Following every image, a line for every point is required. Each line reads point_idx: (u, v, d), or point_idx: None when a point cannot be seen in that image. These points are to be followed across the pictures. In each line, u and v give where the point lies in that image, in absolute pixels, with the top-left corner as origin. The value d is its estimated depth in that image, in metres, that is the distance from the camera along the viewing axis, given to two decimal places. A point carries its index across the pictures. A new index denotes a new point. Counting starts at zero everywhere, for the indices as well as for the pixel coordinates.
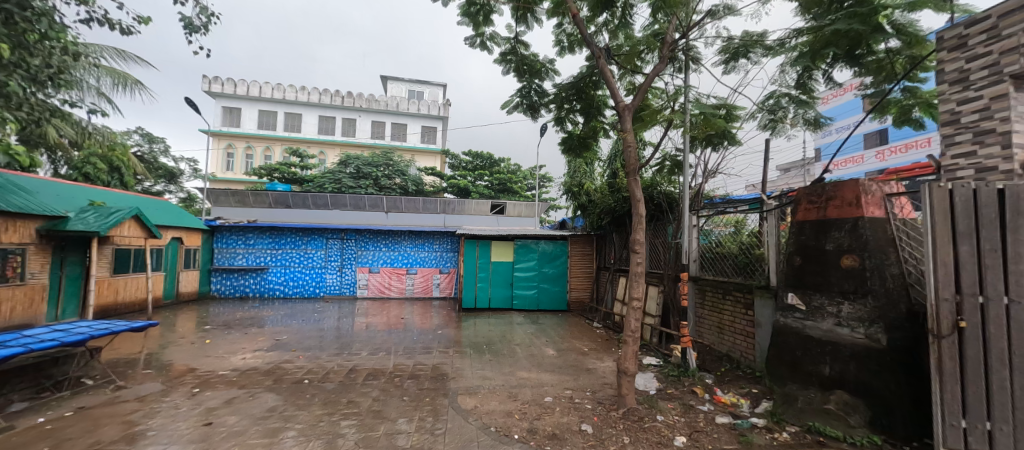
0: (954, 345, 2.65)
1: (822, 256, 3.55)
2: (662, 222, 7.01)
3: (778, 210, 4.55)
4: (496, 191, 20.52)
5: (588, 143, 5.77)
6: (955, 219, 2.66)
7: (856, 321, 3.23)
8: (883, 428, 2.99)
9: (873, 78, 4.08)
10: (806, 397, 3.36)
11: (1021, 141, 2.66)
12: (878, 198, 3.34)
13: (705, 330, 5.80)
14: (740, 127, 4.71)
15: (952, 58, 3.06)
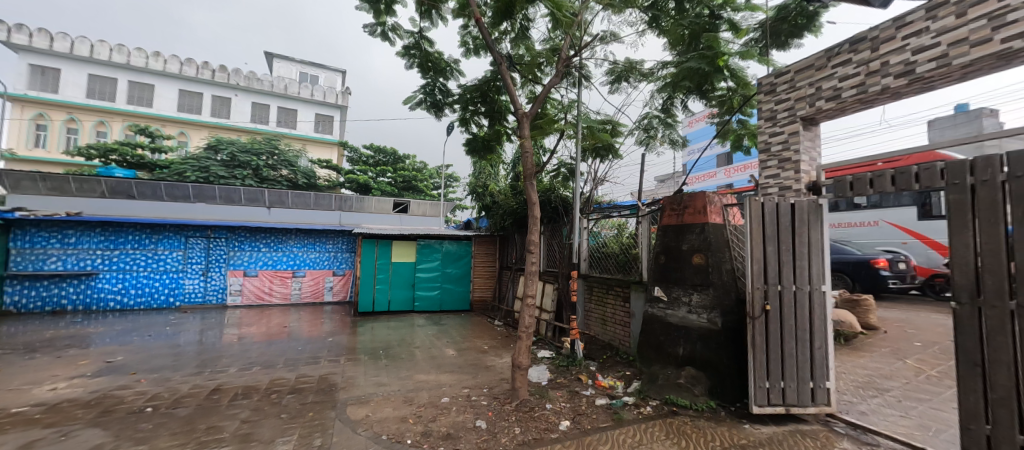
0: (764, 323, 3.38)
1: (680, 254, 4.22)
2: (558, 224, 7.53)
3: (650, 215, 5.26)
4: (400, 189, 19.68)
5: (491, 146, 5.94)
6: (765, 225, 3.42)
7: (701, 308, 3.90)
8: (717, 395, 3.68)
9: (719, 109, 4.99)
10: (666, 375, 3.95)
11: (805, 168, 3.55)
12: (718, 207, 4.13)
13: (592, 322, 6.42)
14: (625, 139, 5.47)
15: (767, 100, 3.92)
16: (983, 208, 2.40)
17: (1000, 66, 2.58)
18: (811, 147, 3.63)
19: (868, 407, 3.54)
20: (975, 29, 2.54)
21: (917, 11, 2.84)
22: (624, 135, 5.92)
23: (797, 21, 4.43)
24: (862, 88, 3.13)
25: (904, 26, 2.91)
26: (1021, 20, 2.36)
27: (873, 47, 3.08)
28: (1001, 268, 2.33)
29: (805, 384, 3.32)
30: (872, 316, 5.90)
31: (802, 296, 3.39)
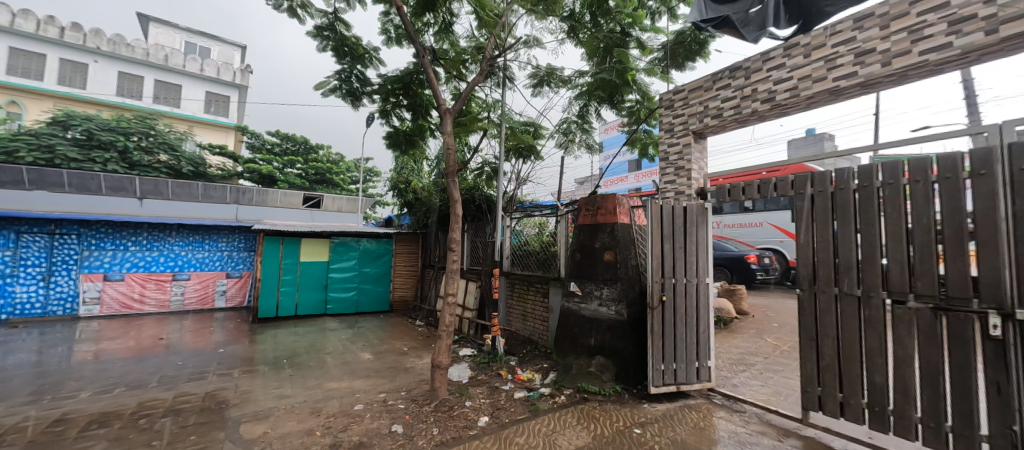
0: (661, 313, 3.78)
1: (593, 251, 4.53)
2: (481, 222, 7.56)
3: (567, 215, 5.56)
4: (311, 182, 18.04)
5: (414, 141, 5.75)
6: (663, 225, 3.82)
7: (610, 301, 4.24)
8: (623, 379, 4.03)
9: (629, 119, 5.47)
10: (579, 364, 4.23)
11: (695, 176, 4.06)
12: (626, 209, 4.52)
13: (513, 318, 6.60)
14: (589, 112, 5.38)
15: (667, 114, 4.38)
16: (820, 213, 3.00)
17: (832, 99, 3.22)
18: (700, 158, 4.16)
19: (739, 379, 4.20)
20: (815, 68, 3.13)
21: (777, 49, 3.39)
22: (545, 138, 6.17)
23: (691, 46, 5.05)
24: (737, 110, 3.67)
25: (767, 60, 3.46)
26: (845, 64, 2.96)
27: (746, 75, 3.61)
28: (830, 262, 2.93)
29: (692, 364, 3.81)
30: (744, 303, 6.99)
31: (691, 287, 3.88)
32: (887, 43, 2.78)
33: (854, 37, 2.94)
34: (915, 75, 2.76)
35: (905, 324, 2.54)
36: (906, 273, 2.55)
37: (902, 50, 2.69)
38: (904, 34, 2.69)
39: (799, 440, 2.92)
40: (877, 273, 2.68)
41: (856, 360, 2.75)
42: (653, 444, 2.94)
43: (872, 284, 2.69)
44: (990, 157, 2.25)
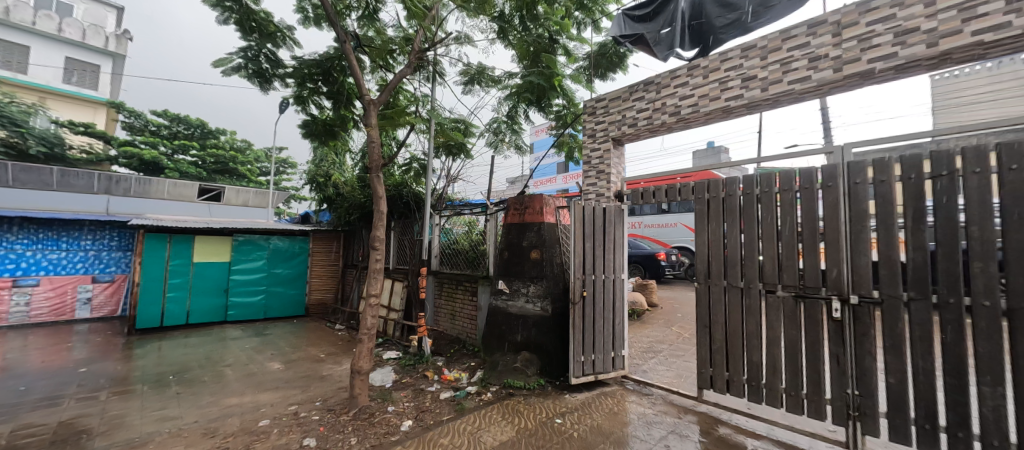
0: (582, 308, 4.00)
1: (520, 250, 4.64)
2: (409, 220, 7.30)
3: (497, 214, 5.60)
4: (211, 171, 15.87)
5: (335, 132, 5.33)
6: (585, 225, 4.05)
7: (536, 297, 4.37)
8: (547, 372, 4.19)
9: (557, 123, 5.70)
10: (505, 361, 4.31)
11: (614, 180, 4.36)
12: (552, 209, 4.71)
13: (441, 318, 6.49)
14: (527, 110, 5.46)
15: (590, 120, 4.64)
16: (714, 216, 3.43)
17: (725, 117, 3.67)
18: (618, 163, 4.48)
19: (649, 366, 4.63)
20: (712, 88, 3.54)
21: (682, 68, 3.77)
22: (476, 136, 6.16)
23: (612, 58, 5.43)
24: (649, 120, 4.01)
25: (675, 77, 3.83)
26: (734, 87, 3.39)
27: (657, 89, 3.97)
28: (721, 258, 3.36)
29: (609, 354, 4.10)
30: (655, 296, 7.72)
31: (609, 283, 4.17)
32: (765, 71, 3.21)
33: (741, 63, 3.37)
34: (785, 101, 3.25)
35: (775, 310, 3.02)
36: (776, 268, 3.03)
37: (776, 79, 3.14)
38: (777, 65, 3.14)
39: (694, 416, 3.31)
40: (755, 268, 3.14)
41: (738, 343, 3.20)
42: (572, 431, 3.10)
43: (751, 277, 3.15)
44: (835, 173, 2.79)
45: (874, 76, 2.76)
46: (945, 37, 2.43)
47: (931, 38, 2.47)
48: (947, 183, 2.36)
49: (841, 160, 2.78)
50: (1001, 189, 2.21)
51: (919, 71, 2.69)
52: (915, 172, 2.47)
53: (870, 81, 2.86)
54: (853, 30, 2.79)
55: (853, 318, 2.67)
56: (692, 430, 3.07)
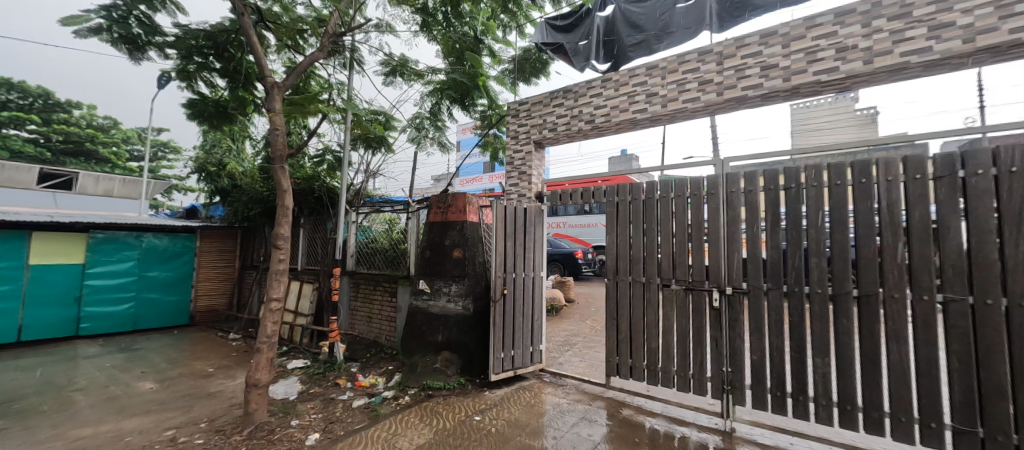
0: (502, 305, 4.07)
1: (442, 249, 4.56)
2: (321, 217, 6.74)
3: (419, 212, 5.43)
4: (59, 153, 12.89)
5: (230, 115, 4.65)
6: (506, 224, 4.13)
7: (457, 297, 4.34)
8: (467, 371, 4.19)
9: (481, 123, 5.80)
10: (424, 362, 4.22)
11: (535, 181, 4.52)
12: (476, 208, 4.73)
13: (356, 321, 6.11)
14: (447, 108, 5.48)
15: (513, 122, 4.74)
16: (622, 218, 3.75)
17: (632, 128, 4.03)
18: (539, 165, 4.66)
19: (564, 358, 4.90)
20: (621, 101, 3.86)
21: (597, 80, 4.05)
22: (397, 131, 5.91)
23: (535, 64, 5.63)
24: (568, 126, 4.23)
25: (590, 87, 4.10)
26: (640, 102, 3.73)
27: (574, 98, 4.21)
28: (627, 256, 3.69)
29: (527, 349, 4.24)
30: (572, 292, 8.19)
31: (528, 280, 4.32)
32: (665, 90, 3.59)
33: (645, 80, 3.71)
34: (680, 117, 3.67)
35: (670, 301, 3.40)
36: (672, 265, 3.43)
37: (673, 97, 3.53)
38: (674, 85, 3.53)
39: (602, 402, 3.59)
40: (655, 264, 3.51)
41: (640, 332, 3.55)
42: (490, 427, 3.15)
43: (652, 273, 3.52)
44: (716, 182, 3.25)
45: (746, 101, 3.24)
46: (795, 74, 2.94)
47: (786, 74, 2.98)
48: (795, 194, 2.90)
49: (722, 171, 3.24)
50: (829, 199, 2.77)
51: (778, 100, 3.22)
52: (773, 184, 2.98)
53: (744, 105, 3.35)
54: (731, 61, 3.23)
55: (728, 306, 3.14)
56: (600, 415, 3.33)
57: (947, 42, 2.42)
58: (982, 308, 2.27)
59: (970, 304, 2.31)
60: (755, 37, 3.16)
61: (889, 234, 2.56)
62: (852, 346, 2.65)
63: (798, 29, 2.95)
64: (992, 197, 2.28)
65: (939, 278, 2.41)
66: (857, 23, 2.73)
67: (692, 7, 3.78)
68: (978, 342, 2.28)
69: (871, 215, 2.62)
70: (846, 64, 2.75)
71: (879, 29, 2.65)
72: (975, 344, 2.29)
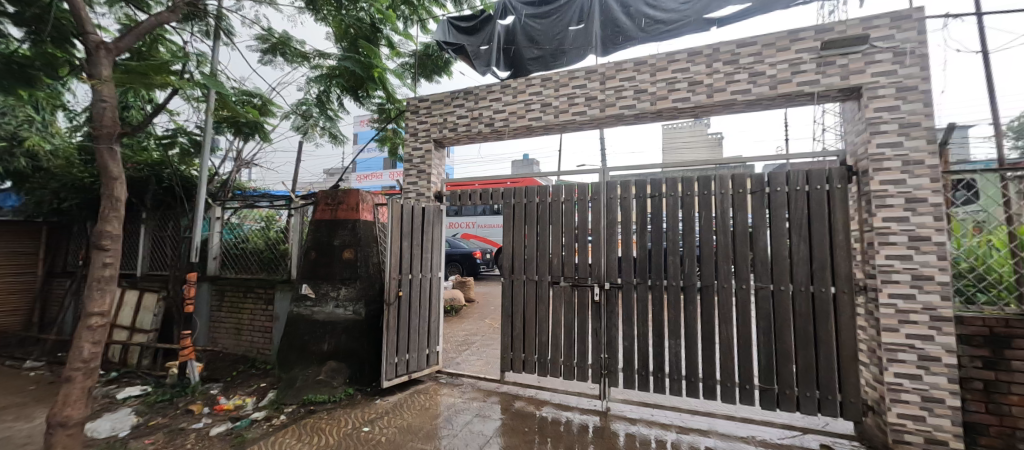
0: (397, 308, 3.88)
1: (330, 249, 4.18)
2: (172, 212, 5.58)
3: (303, 208, 4.87)
4: None
5: (30, 76, 3.59)
6: (403, 222, 3.96)
7: (347, 301, 4.01)
8: (356, 380, 3.90)
9: (378, 116, 5.56)
10: (305, 375, 3.81)
11: (434, 181, 4.45)
12: (370, 205, 4.44)
13: (219, 334, 5.23)
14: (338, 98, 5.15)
15: (412, 118, 4.59)
16: (518, 219, 3.93)
17: (528, 134, 4.24)
18: (439, 165, 4.60)
19: (461, 358, 4.92)
20: (519, 108, 4.03)
21: (496, 85, 4.15)
22: (278, 117, 5.23)
23: (437, 62, 5.55)
24: (467, 127, 4.25)
25: (490, 92, 4.19)
26: (535, 110, 3.95)
27: (475, 100, 4.26)
28: (522, 255, 3.88)
29: (423, 351, 4.14)
30: (472, 292, 8.27)
31: (426, 281, 4.23)
32: (557, 101, 3.87)
33: (540, 91, 3.95)
34: (570, 128, 3.99)
35: (558, 297, 3.68)
36: (561, 263, 3.71)
37: (564, 109, 3.83)
38: (565, 98, 3.83)
39: (496, 397, 3.70)
40: (546, 263, 3.76)
41: (532, 327, 3.75)
42: (379, 437, 3.00)
43: (543, 271, 3.76)
44: (598, 189, 3.62)
45: (623, 119, 3.68)
46: (659, 99, 3.44)
47: (653, 98, 3.47)
48: (658, 201, 3.39)
49: (603, 179, 3.62)
50: (683, 207, 3.31)
51: (647, 120, 3.72)
52: (642, 192, 3.44)
53: (621, 122, 3.79)
54: (612, 82, 3.64)
55: (606, 299, 3.52)
56: (493, 410, 3.43)
57: (761, 87, 3.10)
58: (778, 293, 2.97)
59: (771, 291, 3.00)
60: (630, 63, 3.59)
61: (722, 236, 3.17)
62: (697, 329, 3.20)
63: (662, 61, 3.46)
64: (786, 209, 3.00)
65: (753, 271, 3.08)
66: (703, 63, 3.31)
67: (582, 31, 4.14)
68: (775, 319, 2.98)
69: (710, 220, 3.22)
70: (695, 96, 3.31)
71: (717, 70, 3.26)
72: (773, 320, 2.99)
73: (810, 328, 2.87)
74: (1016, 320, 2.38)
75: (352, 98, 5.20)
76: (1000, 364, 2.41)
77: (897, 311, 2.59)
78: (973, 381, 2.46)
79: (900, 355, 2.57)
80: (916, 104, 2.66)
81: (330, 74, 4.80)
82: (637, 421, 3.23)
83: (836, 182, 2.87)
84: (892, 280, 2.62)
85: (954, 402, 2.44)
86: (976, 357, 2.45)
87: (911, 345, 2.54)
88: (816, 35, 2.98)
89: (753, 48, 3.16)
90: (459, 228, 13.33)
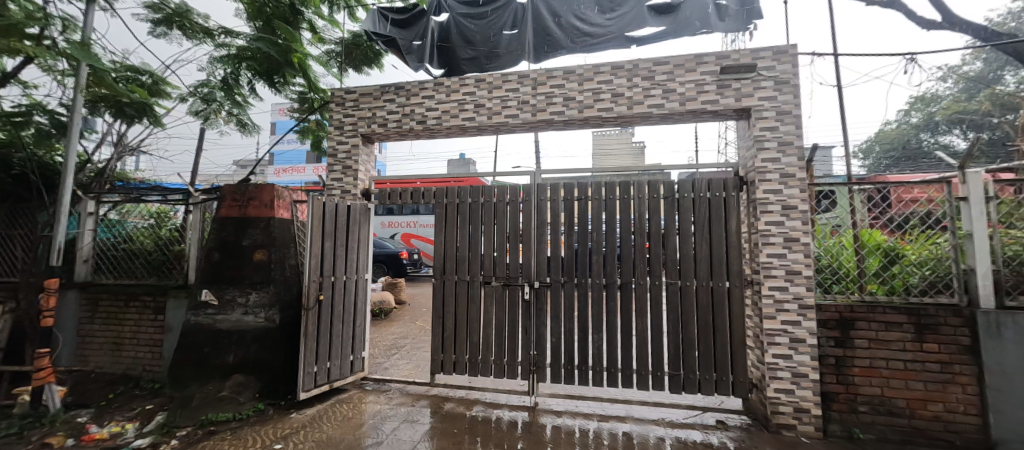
0: (317, 313, 3.61)
1: (238, 250, 3.75)
2: (25, 205, 4.59)
3: (204, 204, 4.29)
4: None
5: None
6: (325, 221, 3.69)
7: (258, 307, 3.63)
8: (268, 393, 3.55)
9: (299, 106, 5.15)
10: (204, 392, 3.37)
11: (361, 177, 4.23)
12: (287, 202, 4.07)
13: (91, 351, 4.42)
14: (250, 82, 4.67)
15: (337, 110, 4.30)
16: (450, 219, 3.90)
17: (462, 133, 4.23)
18: (367, 160, 4.37)
19: (390, 362, 4.74)
20: (452, 107, 4.00)
21: (429, 82, 4.07)
22: (174, 100, 4.57)
23: (366, 52, 5.28)
24: (398, 123, 4.10)
25: (422, 88, 4.09)
26: (469, 110, 3.95)
27: (407, 96, 4.13)
28: (453, 256, 3.84)
29: (347, 358, 3.90)
30: (403, 293, 7.98)
31: (351, 284, 4.00)
32: (490, 103, 3.91)
33: (474, 91, 3.95)
34: (503, 130, 4.05)
35: (490, 297, 3.72)
36: (492, 263, 3.75)
37: (497, 111, 3.88)
38: (498, 100, 3.88)
39: (426, 401, 3.62)
40: (478, 263, 3.78)
41: (463, 327, 3.74)
42: None
43: (475, 271, 3.77)
44: (530, 190, 3.73)
45: (553, 124, 3.83)
46: (586, 107, 3.65)
47: (580, 106, 3.66)
48: (584, 204, 3.60)
49: (534, 182, 3.74)
50: (606, 210, 3.55)
51: (575, 127, 3.92)
52: (570, 195, 3.62)
53: (551, 127, 3.94)
54: (543, 88, 3.77)
55: (536, 297, 3.64)
56: (422, 414, 3.35)
57: (672, 103, 3.44)
58: (685, 289, 3.31)
59: (679, 286, 3.35)
60: (560, 71, 3.76)
61: (639, 237, 3.46)
62: (617, 323, 3.44)
63: (589, 72, 3.67)
64: (692, 213, 3.37)
65: (664, 269, 3.40)
66: (625, 77, 3.58)
67: (515, 36, 4.23)
68: (682, 312, 3.32)
69: (629, 222, 3.49)
70: (617, 107, 3.56)
71: (636, 85, 3.54)
72: (680, 313, 3.33)
73: (709, 318, 3.25)
74: (858, 306, 2.93)
75: (266, 84, 4.75)
76: (847, 342, 2.95)
77: (775, 301, 3.05)
78: (828, 357, 2.97)
79: (776, 339, 3.02)
80: (791, 126, 3.15)
81: (239, 54, 4.37)
82: (563, 413, 3.38)
83: (730, 191, 3.29)
84: (771, 275, 3.07)
85: (814, 376, 2.94)
86: (831, 337, 2.97)
87: (784, 330, 3.01)
88: (716, 60, 3.38)
89: (666, 67, 3.49)
90: (401, 227, 12.77)
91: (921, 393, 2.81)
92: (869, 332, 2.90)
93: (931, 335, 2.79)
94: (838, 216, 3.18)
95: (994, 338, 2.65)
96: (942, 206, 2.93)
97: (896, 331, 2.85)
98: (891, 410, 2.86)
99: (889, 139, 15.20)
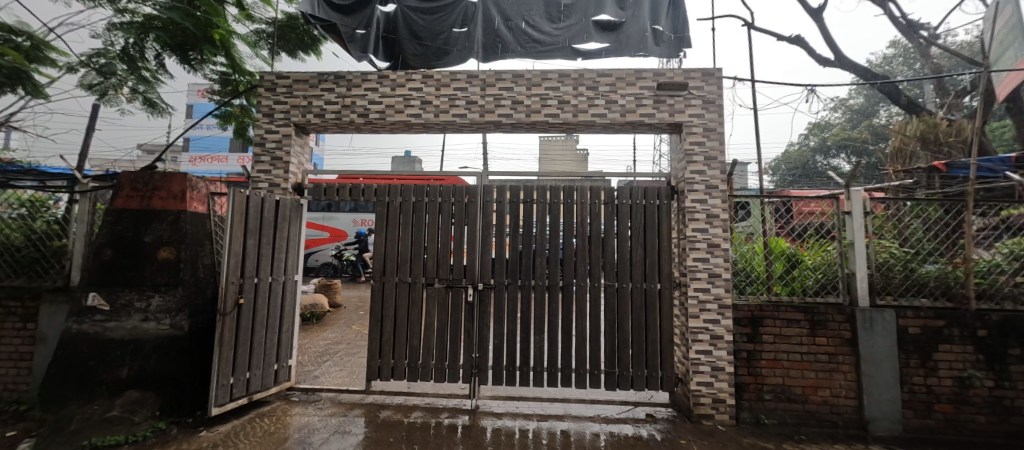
0: (235, 319, 3.23)
1: (138, 247, 3.28)
2: None
3: (94, 192, 3.66)
4: None
5: None
6: (249, 216, 3.33)
7: (162, 313, 3.18)
8: (171, 411, 3.12)
9: (220, 88, 4.65)
10: (86, 413, 2.86)
11: (293, 170, 3.90)
12: (203, 194, 3.63)
13: None
14: (160, 56, 4.12)
15: (267, 95, 3.93)
16: (391, 218, 3.71)
17: (406, 130, 4.08)
18: (300, 152, 4.04)
19: (321, 370, 4.42)
20: (397, 102, 3.85)
21: (373, 74, 3.87)
22: (60, 69, 3.87)
23: (303, 37, 4.91)
24: (338, 115, 3.85)
25: (365, 80, 3.88)
26: (415, 107, 3.83)
27: (347, 86, 3.88)
28: (393, 256, 3.68)
29: (270, 367, 3.56)
30: (339, 296, 7.51)
31: (278, 286, 3.66)
32: (437, 101, 3.82)
33: (421, 87, 3.83)
34: (450, 129, 3.98)
35: (432, 299, 3.62)
36: (435, 264, 3.66)
37: (444, 109, 3.79)
38: (445, 98, 3.79)
39: (360, 410, 3.43)
40: (421, 264, 3.66)
41: (403, 331, 3.59)
42: None
43: (418, 273, 3.65)
44: (476, 191, 3.70)
45: (500, 127, 3.84)
46: (533, 112, 3.70)
47: (527, 110, 3.71)
48: (530, 206, 3.65)
49: (481, 183, 3.73)
50: (551, 213, 3.63)
51: (522, 130, 3.96)
52: (516, 197, 3.66)
53: (498, 130, 3.94)
54: (491, 90, 3.76)
55: (479, 299, 3.61)
56: (355, 424, 3.16)
57: (614, 113, 3.62)
58: (622, 290, 3.50)
59: (616, 287, 3.52)
60: (509, 74, 3.77)
61: (580, 240, 3.59)
62: (559, 324, 3.53)
63: (537, 78, 3.74)
64: (628, 219, 3.57)
65: (604, 271, 3.56)
66: (571, 85, 3.69)
67: (465, 34, 4.19)
68: (618, 312, 3.49)
69: (572, 226, 3.60)
70: (563, 113, 3.67)
71: (580, 94, 3.67)
72: (617, 313, 3.50)
73: (642, 318, 3.46)
74: (766, 305, 3.28)
75: (179, 61, 4.23)
76: (756, 338, 3.29)
77: (699, 301, 3.32)
78: (742, 352, 3.29)
79: (699, 335, 3.29)
80: (715, 142, 3.46)
81: (146, 23, 3.86)
82: (503, 415, 3.39)
83: (662, 199, 3.55)
84: (696, 277, 3.34)
85: (730, 369, 3.25)
86: (744, 334, 3.30)
87: (706, 327, 3.29)
88: (653, 77, 3.61)
89: (609, 79, 3.66)
90: None
91: (814, 381, 3.22)
92: (774, 328, 3.27)
93: (822, 330, 3.22)
94: (751, 225, 3.53)
95: (868, 332, 3.14)
96: (831, 219, 3.40)
97: (795, 327, 3.24)
98: (790, 397, 3.24)
99: (791, 159, 17.32)
